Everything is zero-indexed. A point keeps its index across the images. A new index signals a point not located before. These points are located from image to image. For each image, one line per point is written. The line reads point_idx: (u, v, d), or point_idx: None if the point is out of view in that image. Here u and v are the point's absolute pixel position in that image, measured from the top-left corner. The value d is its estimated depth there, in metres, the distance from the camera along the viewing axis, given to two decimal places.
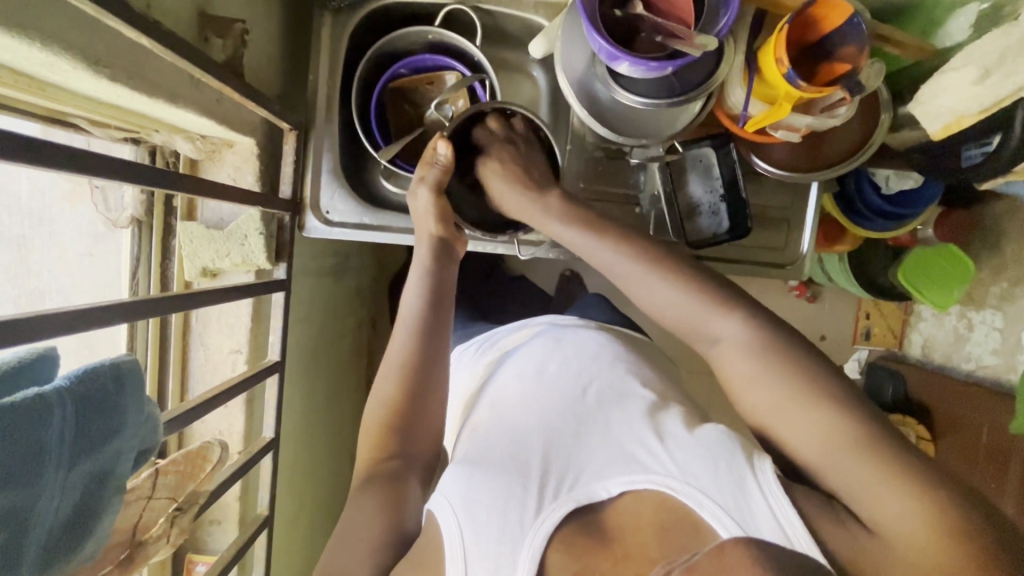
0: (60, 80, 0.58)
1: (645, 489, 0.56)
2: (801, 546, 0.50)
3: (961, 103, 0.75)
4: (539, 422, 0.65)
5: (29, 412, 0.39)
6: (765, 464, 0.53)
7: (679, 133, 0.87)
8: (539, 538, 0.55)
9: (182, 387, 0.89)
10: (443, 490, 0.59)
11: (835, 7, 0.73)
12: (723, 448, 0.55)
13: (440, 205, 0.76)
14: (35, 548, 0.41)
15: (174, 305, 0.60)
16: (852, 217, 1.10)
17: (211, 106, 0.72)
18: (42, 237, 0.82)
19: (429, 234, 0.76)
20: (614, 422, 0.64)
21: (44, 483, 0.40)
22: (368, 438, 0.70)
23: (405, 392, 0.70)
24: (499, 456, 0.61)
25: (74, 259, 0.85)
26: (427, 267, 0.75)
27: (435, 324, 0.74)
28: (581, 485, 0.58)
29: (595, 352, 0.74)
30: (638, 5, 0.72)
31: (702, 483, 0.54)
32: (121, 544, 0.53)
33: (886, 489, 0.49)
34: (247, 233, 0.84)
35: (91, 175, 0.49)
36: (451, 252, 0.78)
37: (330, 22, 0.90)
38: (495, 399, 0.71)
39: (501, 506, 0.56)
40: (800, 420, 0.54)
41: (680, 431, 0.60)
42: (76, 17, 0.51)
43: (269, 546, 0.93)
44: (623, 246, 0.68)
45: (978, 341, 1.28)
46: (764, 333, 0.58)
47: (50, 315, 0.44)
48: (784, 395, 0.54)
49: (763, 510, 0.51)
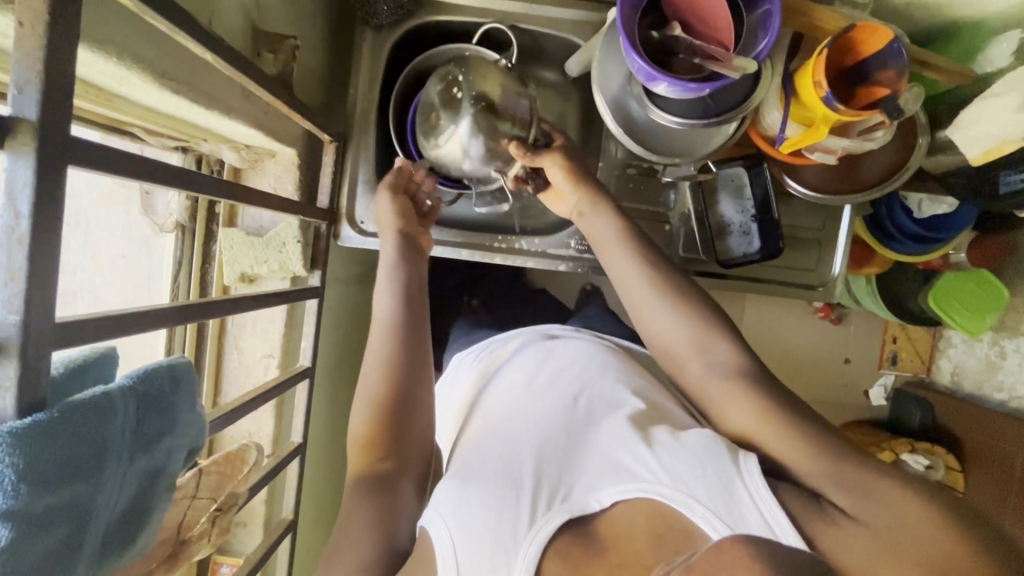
0: (128, 92, 0.60)
1: (636, 497, 0.54)
2: (783, 537, 0.49)
3: (1003, 129, 0.75)
4: (530, 432, 0.65)
5: (95, 407, 0.39)
6: (751, 462, 0.53)
7: (711, 152, 0.88)
8: (532, 551, 0.53)
9: (216, 388, 0.91)
10: (436, 507, 0.59)
11: (874, 31, 0.73)
12: (712, 454, 0.54)
13: (402, 205, 0.81)
14: (94, 547, 0.41)
15: (219, 310, 0.61)
16: (884, 240, 1.08)
17: (258, 118, 0.74)
18: (78, 240, 0.81)
19: (396, 230, 0.79)
20: (603, 436, 0.63)
21: (106, 478, 0.40)
22: (357, 442, 0.68)
23: (392, 394, 0.70)
24: (491, 468, 0.61)
25: (106, 260, 0.85)
26: (395, 262, 0.78)
27: (412, 322, 0.75)
28: (573, 497, 0.57)
29: (585, 360, 0.75)
30: (676, 27, 0.73)
31: (693, 490, 0.52)
32: (167, 542, 0.51)
33: (871, 483, 0.50)
34: (285, 241, 0.87)
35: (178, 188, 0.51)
36: (417, 249, 0.81)
37: (371, 37, 0.92)
38: (486, 413, 0.72)
39: (494, 517, 0.55)
40: (782, 431, 0.55)
41: (667, 438, 0.58)
42: (148, 34, 0.53)
43: (292, 550, 0.94)
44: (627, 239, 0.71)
45: (1011, 370, 1.25)
46: (742, 361, 0.61)
47: (126, 315, 0.45)
48: (756, 415, 0.57)
49: (751, 511, 0.50)
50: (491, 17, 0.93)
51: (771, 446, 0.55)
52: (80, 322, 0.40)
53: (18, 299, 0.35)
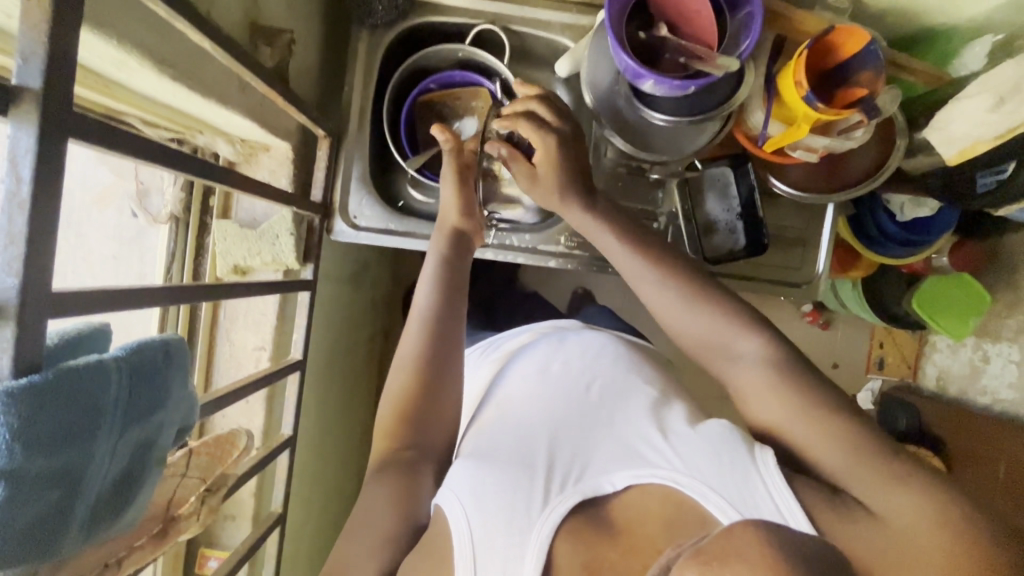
0: (126, 79, 0.62)
1: (651, 483, 0.56)
2: (794, 522, 0.51)
3: (975, 130, 0.78)
4: (544, 420, 0.66)
5: (87, 373, 0.40)
6: (768, 457, 0.54)
7: (696, 150, 0.90)
8: (546, 529, 0.54)
9: (207, 378, 0.91)
10: (451, 486, 0.60)
11: (852, 34, 0.76)
12: (728, 445, 0.56)
13: (465, 199, 0.78)
14: (84, 513, 0.41)
15: (207, 294, 0.61)
16: (867, 243, 1.11)
17: (255, 110, 0.76)
18: (70, 239, 0.90)
19: (450, 225, 0.78)
20: (617, 419, 0.65)
21: (98, 446, 0.41)
22: (382, 429, 0.70)
23: (417, 384, 0.71)
24: (505, 451, 0.62)
25: (98, 261, 0.91)
26: (442, 255, 0.77)
27: (447, 315, 0.74)
28: (586, 478, 0.58)
29: (597, 352, 0.76)
30: (662, 28, 0.76)
31: (707, 476, 0.54)
32: (155, 519, 0.51)
33: (888, 480, 0.52)
34: (279, 234, 0.88)
35: (173, 170, 0.52)
36: (468, 247, 0.79)
37: (367, 36, 0.94)
38: (501, 400, 0.72)
39: (507, 499, 0.56)
40: (824, 431, 0.56)
41: (683, 428, 0.61)
42: (148, 20, 0.55)
43: (281, 544, 0.93)
44: (644, 248, 0.71)
45: (995, 374, 1.27)
46: (775, 351, 0.61)
47: (119, 292, 0.46)
48: (800, 411, 0.58)
49: (766, 500, 0.52)
50: (484, 19, 0.95)
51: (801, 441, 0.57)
52: (79, 294, 0.42)
53: (17, 264, 0.36)
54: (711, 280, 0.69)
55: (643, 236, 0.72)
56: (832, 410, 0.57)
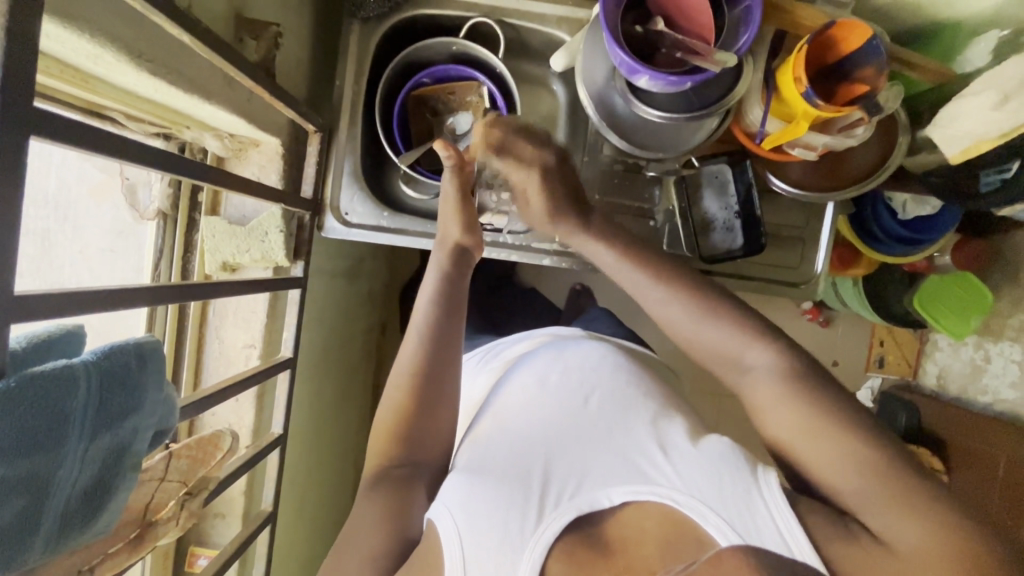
0: (104, 73, 0.60)
1: (648, 501, 0.56)
2: (799, 553, 0.50)
3: (979, 127, 0.76)
4: (543, 433, 0.65)
5: (57, 379, 0.39)
6: (771, 476, 0.53)
7: (694, 147, 0.88)
8: (539, 547, 0.55)
9: (196, 376, 0.90)
10: (444, 499, 0.59)
11: (853, 29, 0.74)
12: (729, 464, 0.55)
13: (468, 214, 0.76)
14: (54, 519, 0.40)
15: (190, 293, 0.59)
16: (867, 241, 1.09)
17: (241, 105, 0.74)
18: (66, 231, 0.86)
19: (451, 241, 0.75)
20: (617, 433, 0.63)
21: (65, 453, 0.40)
22: (376, 444, 0.69)
23: (414, 400, 0.69)
24: (500, 463, 0.62)
25: (95, 254, 0.88)
26: (442, 270, 0.75)
27: (447, 328, 0.73)
28: (583, 493, 0.58)
29: (596, 361, 0.74)
30: (659, 22, 0.74)
31: (705, 496, 0.53)
32: (130, 525, 0.51)
33: (892, 500, 0.50)
34: (268, 231, 0.86)
35: (150, 168, 0.51)
36: (468, 262, 0.77)
37: (359, 29, 0.92)
38: (499, 409, 0.71)
39: (501, 516, 0.56)
40: (828, 441, 0.54)
41: (683, 443, 0.60)
42: (122, 12, 0.53)
43: (271, 543, 0.93)
44: (652, 262, 0.69)
45: (995, 374, 1.25)
46: (787, 360, 0.59)
47: (92, 294, 0.44)
48: (798, 422, 0.56)
49: (768, 524, 0.51)
50: (478, 12, 0.94)
51: (806, 457, 0.56)
52: (48, 296, 0.40)
53: None
54: (718, 289, 0.67)
55: (641, 249, 0.72)
56: (847, 427, 0.54)
